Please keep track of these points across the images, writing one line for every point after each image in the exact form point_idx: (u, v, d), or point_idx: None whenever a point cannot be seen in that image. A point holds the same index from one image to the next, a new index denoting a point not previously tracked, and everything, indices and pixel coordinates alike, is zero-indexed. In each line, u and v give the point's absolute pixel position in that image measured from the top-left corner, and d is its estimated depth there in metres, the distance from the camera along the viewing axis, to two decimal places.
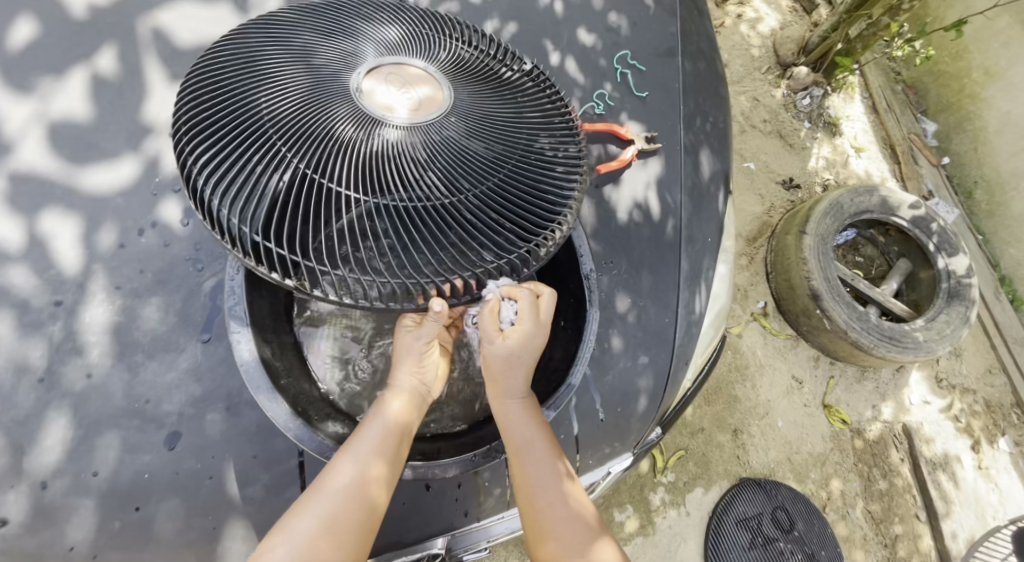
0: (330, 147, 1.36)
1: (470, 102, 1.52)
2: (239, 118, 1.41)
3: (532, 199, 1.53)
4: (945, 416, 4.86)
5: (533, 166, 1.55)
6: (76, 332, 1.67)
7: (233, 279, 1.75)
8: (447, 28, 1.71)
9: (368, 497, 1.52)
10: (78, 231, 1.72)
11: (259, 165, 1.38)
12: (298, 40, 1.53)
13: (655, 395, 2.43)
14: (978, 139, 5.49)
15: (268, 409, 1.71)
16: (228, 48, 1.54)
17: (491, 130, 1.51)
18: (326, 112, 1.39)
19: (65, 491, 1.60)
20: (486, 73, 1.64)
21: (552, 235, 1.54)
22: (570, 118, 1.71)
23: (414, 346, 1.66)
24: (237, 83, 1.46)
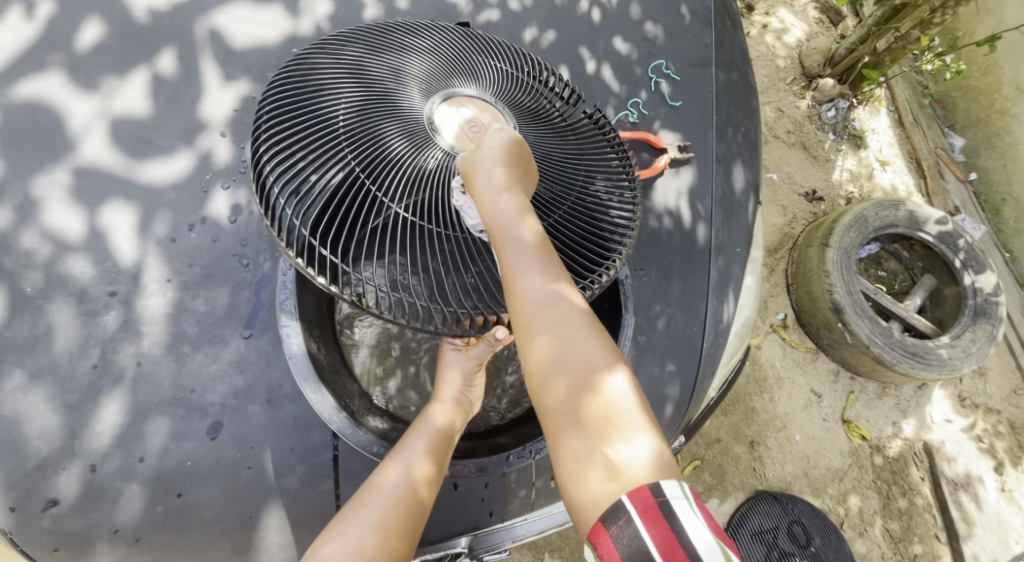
0: (400, 170, 1.46)
1: (535, 143, 1.67)
2: (318, 132, 1.52)
3: (582, 238, 1.64)
4: (967, 435, 4.80)
5: (587, 208, 1.68)
6: (128, 322, 1.72)
7: (286, 276, 1.78)
8: (519, 60, 1.81)
9: (413, 501, 1.53)
10: (136, 224, 1.78)
11: (333, 179, 1.49)
12: (378, 57, 1.63)
13: (681, 404, 2.44)
14: (1007, 155, 5.44)
15: (313, 401, 1.74)
16: (312, 62, 1.63)
17: (553, 172, 1.67)
18: (393, 132, 1.49)
19: (112, 475, 1.66)
20: (551, 114, 1.78)
21: (599, 278, 1.60)
22: (628, 165, 1.85)
23: (463, 365, 1.81)
24: (318, 97, 1.57)
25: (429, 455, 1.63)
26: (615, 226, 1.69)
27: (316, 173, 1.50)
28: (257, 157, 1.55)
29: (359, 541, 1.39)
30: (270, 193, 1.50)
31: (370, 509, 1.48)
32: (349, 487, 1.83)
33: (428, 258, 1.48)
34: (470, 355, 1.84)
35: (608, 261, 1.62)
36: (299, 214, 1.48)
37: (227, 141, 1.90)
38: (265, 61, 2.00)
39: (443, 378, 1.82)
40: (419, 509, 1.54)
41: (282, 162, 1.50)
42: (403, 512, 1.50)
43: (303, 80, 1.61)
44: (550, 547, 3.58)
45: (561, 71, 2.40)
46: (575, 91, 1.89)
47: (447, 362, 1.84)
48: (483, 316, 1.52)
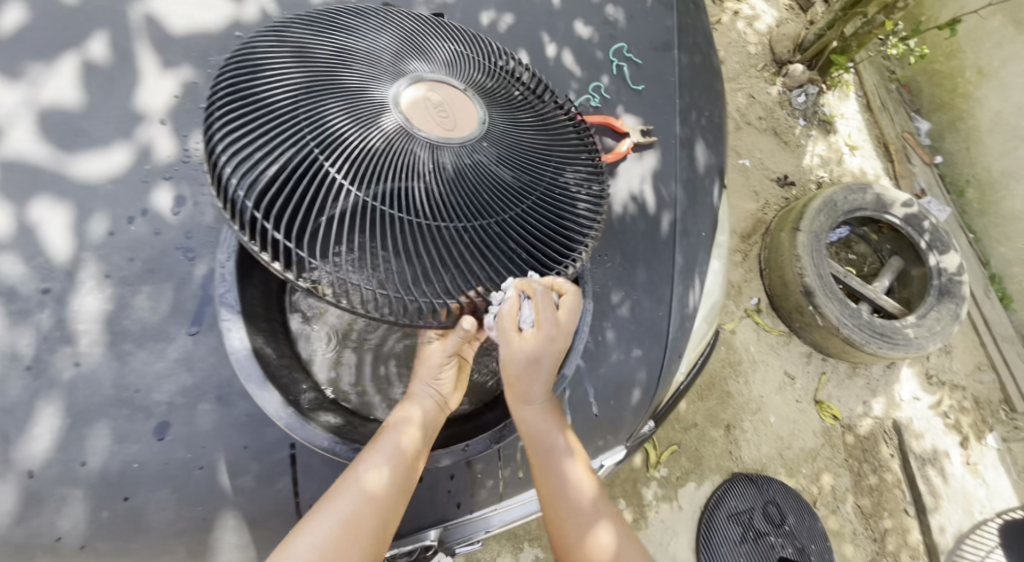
0: (361, 152, 1.41)
1: (504, 129, 1.59)
2: (276, 111, 1.46)
3: (550, 231, 1.61)
4: (934, 412, 4.91)
5: (555, 198, 1.63)
6: (65, 321, 1.64)
7: (224, 268, 1.72)
8: (488, 50, 1.79)
9: (380, 503, 1.53)
10: (69, 219, 1.69)
11: (289, 160, 1.43)
12: (343, 41, 1.59)
13: (648, 389, 2.43)
14: (970, 138, 5.54)
15: (258, 398, 1.68)
16: (272, 43, 1.57)
17: (521, 160, 1.58)
18: (358, 117, 1.44)
19: (53, 480, 1.59)
20: (521, 102, 1.73)
21: (562, 272, 1.61)
22: (597, 158, 1.82)
23: (436, 360, 1.74)
24: (276, 76, 1.50)
25: (393, 460, 1.60)
26: (582, 219, 1.67)
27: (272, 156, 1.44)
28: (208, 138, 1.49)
29: (327, 540, 1.40)
30: (222, 175, 1.45)
31: (337, 510, 1.47)
32: (307, 483, 1.79)
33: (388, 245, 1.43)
34: (445, 347, 1.73)
35: (572, 254, 1.63)
36: (254, 198, 1.42)
37: (167, 130, 1.82)
38: (208, 46, 1.92)
39: (421, 369, 1.77)
40: (392, 502, 1.56)
41: (236, 142, 1.45)
42: (372, 512, 1.50)
43: (260, 61, 1.54)
44: (529, 537, 3.58)
45: (521, 55, 2.35)
46: (543, 80, 1.86)
47: (424, 354, 1.77)
48: (451, 306, 1.48)
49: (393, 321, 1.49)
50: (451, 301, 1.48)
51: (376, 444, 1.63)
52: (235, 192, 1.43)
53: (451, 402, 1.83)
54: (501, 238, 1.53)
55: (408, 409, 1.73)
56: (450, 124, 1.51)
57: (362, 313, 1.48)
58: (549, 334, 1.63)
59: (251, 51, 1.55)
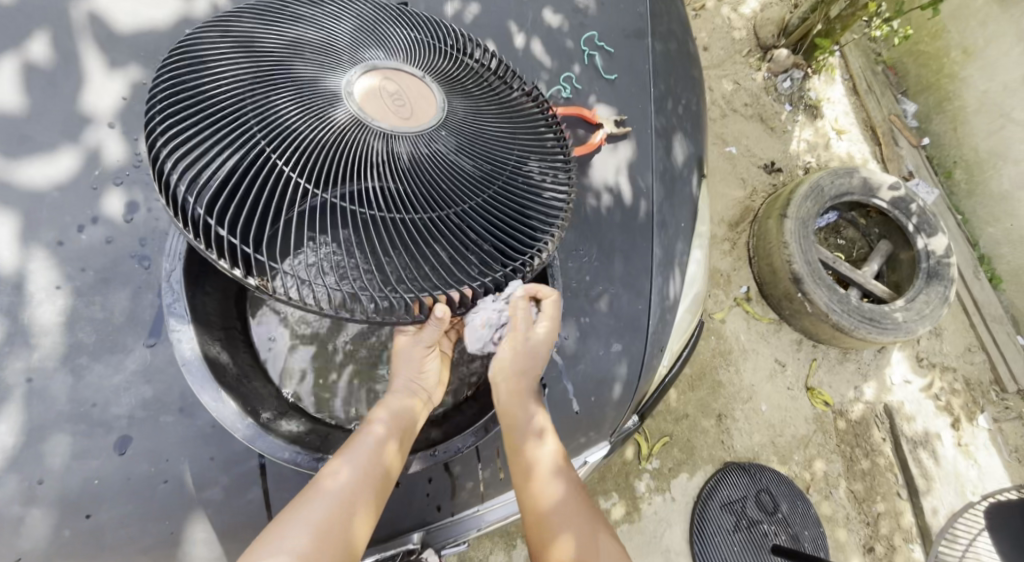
0: (312, 145, 1.35)
1: (465, 117, 1.54)
2: (222, 105, 1.40)
3: (514, 220, 1.54)
4: (926, 395, 4.91)
5: (519, 187, 1.57)
6: (16, 335, 1.59)
7: (171, 275, 1.67)
8: (448, 37, 1.72)
9: (353, 507, 1.49)
10: (14, 229, 1.63)
11: (237, 156, 1.37)
12: (292, 30, 1.51)
13: (630, 384, 2.39)
14: (957, 119, 5.51)
15: (215, 410, 1.65)
16: (218, 35, 1.50)
17: (483, 149, 1.53)
18: (309, 110, 1.38)
19: (8, 500, 1.54)
20: (482, 90, 1.67)
21: (531, 262, 1.56)
22: (563, 145, 1.76)
23: (413, 352, 1.68)
24: (222, 70, 1.43)
25: (366, 462, 1.56)
26: (548, 208, 1.61)
27: (219, 155, 1.37)
28: (150, 134, 1.42)
29: (299, 548, 1.36)
30: (166, 172, 1.38)
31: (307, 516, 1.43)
32: (278, 492, 1.74)
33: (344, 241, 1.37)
34: (420, 339, 1.66)
35: (538, 244, 1.56)
36: (201, 198, 1.35)
37: (116, 133, 1.76)
38: (157, 44, 1.85)
39: (397, 365, 1.71)
40: (367, 504, 1.52)
41: (180, 138, 1.37)
42: (343, 517, 1.47)
43: (204, 55, 1.46)
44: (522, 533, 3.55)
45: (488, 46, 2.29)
46: (509, 64, 1.79)
47: (400, 347, 1.70)
48: (419, 299, 1.41)
49: (359, 317, 1.40)
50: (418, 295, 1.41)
51: (352, 445, 1.59)
52: (181, 191, 1.36)
53: (435, 397, 1.79)
54: (464, 229, 1.47)
55: (385, 405, 1.67)
56: (408, 113, 1.45)
57: (317, 311, 1.40)
58: (547, 333, 1.79)
59: (194, 44, 1.48)
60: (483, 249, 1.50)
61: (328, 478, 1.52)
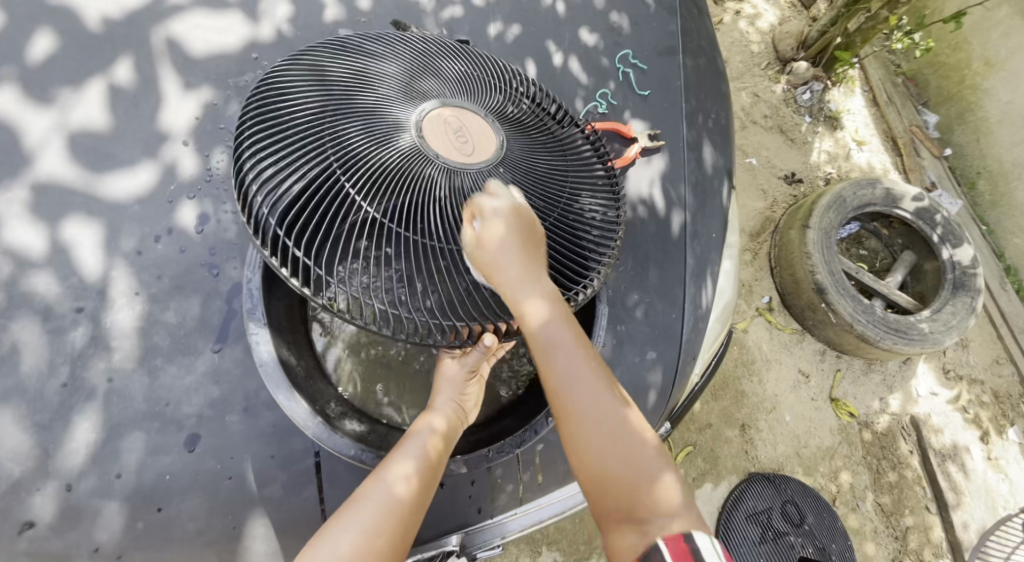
0: (380, 175, 1.46)
1: (522, 154, 1.63)
2: (301, 133, 1.52)
3: (563, 253, 1.66)
4: (953, 407, 4.88)
5: (569, 224, 1.69)
6: (98, 338, 1.70)
7: (250, 282, 1.79)
8: (507, 75, 1.82)
9: (401, 506, 1.50)
10: (99, 238, 1.75)
11: (313, 181, 1.49)
12: (367, 66, 1.63)
13: (664, 391, 2.45)
14: (980, 130, 5.52)
15: (287, 408, 1.77)
16: (300, 70, 1.62)
17: (537, 186, 1.64)
18: (380, 142, 1.49)
19: (89, 493, 1.63)
20: (539, 128, 1.78)
21: (578, 294, 1.65)
22: (614, 185, 1.85)
23: (457, 373, 1.78)
24: (301, 101, 1.56)
25: (415, 466, 1.60)
26: (595, 245, 1.72)
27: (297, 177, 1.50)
28: (238, 157, 1.56)
29: (351, 548, 1.37)
30: (249, 193, 1.52)
31: (361, 516, 1.45)
32: (333, 490, 1.83)
33: (403, 263, 1.48)
34: (464, 363, 1.78)
35: (587, 278, 1.67)
36: (277, 217, 1.48)
37: (190, 150, 1.88)
38: (226, 68, 1.98)
39: (440, 385, 1.81)
40: (413, 504, 1.53)
41: (262, 163, 1.51)
42: (393, 517, 1.48)
43: (287, 88, 1.60)
44: (548, 540, 3.59)
45: (528, 64, 2.39)
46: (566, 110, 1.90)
47: (443, 370, 1.81)
48: (470, 326, 1.52)
49: (410, 340, 1.50)
50: (469, 322, 1.52)
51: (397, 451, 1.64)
52: (261, 210, 1.49)
53: (468, 419, 1.86)
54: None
55: (424, 420, 1.73)
56: (470, 148, 1.54)
57: (372, 329, 1.49)
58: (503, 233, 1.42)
59: (279, 77, 1.61)
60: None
61: (381, 477, 1.54)
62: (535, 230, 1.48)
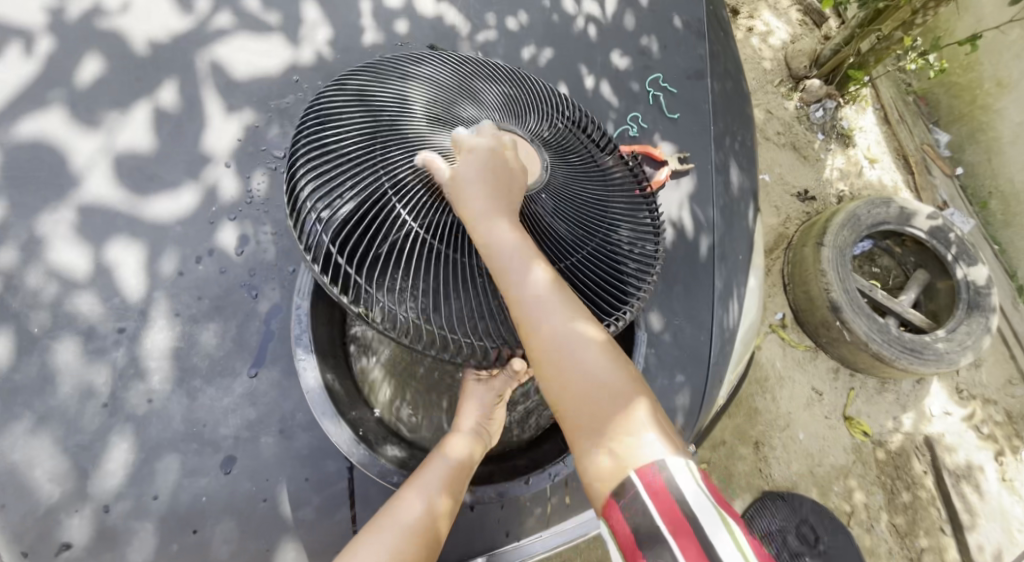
0: (429, 194, 1.44)
1: (563, 181, 1.63)
2: (352, 158, 1.51)
3: (604, 283, 1.63)
4: (967, 426, 4.86)
5: (608, 252, 1.65)
6: (138, 358, 1.70)
7: (299, 310, 1.79)
8: (553, 99, 1.82)
9: (431, 533, 1.49)
10: (142, 259, 1.76)
11: (361, 198, 1.47)
12: (418, 88, 1.64)
13: (691, 413, 2.43)
14: (992, 150, 5.56)
15: (332, 434, 1.74)
16: (350, 91, 1.64)
17: (577, 213, 1.63)
18: (430, 162, 1.47)
19: (125, 515, 1.62)
20: (583, 151, 1.77)
21: (618, 319, 1.58)
22: (657, 220, 1.83)
23: (484, 397, 1.75)
24: (350, 118, 1.57)
25: (445, 489, 1.59)
26: (636, 271, 1.68)
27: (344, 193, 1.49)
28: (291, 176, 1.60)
29: None
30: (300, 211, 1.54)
31: (386, 538, 1.43)
32: (365, 513, 1.80)
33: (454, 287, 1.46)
34: (491, 388, 1.76)
35: (625, 307, 1.61)
36: (326, 232, 1.48)
37: (232, 172, 1.89)
38: (267, 90, 1.99)
39: (464, 406, 1.75)
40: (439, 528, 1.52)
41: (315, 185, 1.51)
42: (421, 539, 1.47)
43: (337, 108, 1.60)
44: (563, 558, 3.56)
45: (561, 87, 2.40)
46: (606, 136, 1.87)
47: (469, 392, 1.77)
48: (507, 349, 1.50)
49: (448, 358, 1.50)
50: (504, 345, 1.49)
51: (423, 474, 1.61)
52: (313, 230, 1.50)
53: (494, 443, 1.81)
54: None
55: (454, 444, 1.68)
56: None
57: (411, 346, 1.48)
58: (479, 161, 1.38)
59: (330, 98, 1.63)
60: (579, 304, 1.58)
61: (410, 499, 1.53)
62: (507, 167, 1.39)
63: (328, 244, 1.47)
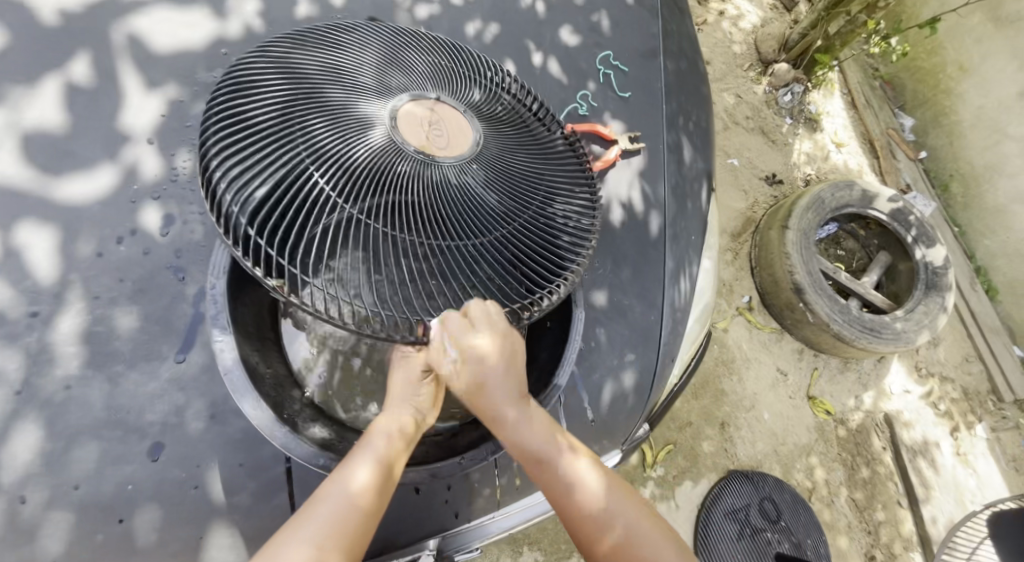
0: (352, 165, 1.42)
1: (495, 152, 1.61)
2: (269, 128, 1.47)
3: (537, 255, 1.60)
4: (924, 403, 4.98)
5: (542, 222, 1.64)
6: (53, 343, 1.63)
7: (214, 289, 1.75)
8: (485, 70, 1.81)
9: (362, 515, 1.46)
10: (55, 241, 1.68)
11: (280, 170, 1.43)
12: (340, 57, 1.61)
13: (641, 393, 2.43)
14: (953, 133, 5.64)
15: (251, 415, 1.72)
16: (268, 59, 1.58)
17: (510, 182, 1.60)
18: (351, 133, 1.45)
19: (42, 505, 1.56)
20: (517, 122, 1.78)
21: (553, 292, 1.59)
22: (594, 190, 1.82)
23: (408, 376, 1.65)
24: (267, 88, 1.52)
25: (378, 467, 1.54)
26: (571, 241, 1.68)
27: (262, 167, 1.44)
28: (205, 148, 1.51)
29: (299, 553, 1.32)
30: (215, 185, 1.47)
31: (312, 525, 1.40)
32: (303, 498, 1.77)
33: (381, 261, 1.43)
34: (414, 363, 1.64)
35: (560, 278, 1.62)
36: (242, 207, 1.43)
37: (153, 149, 1.81)
38: (193, 63, 1.92)
39: (394, 391, 1.67)
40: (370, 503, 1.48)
41: (227, 153, 1.45)
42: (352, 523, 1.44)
43: (254, 76, 1.55)
44: (528, 541, 3.57)
45: (507, 63, 2.35)
46: (547, 108, 1.90)
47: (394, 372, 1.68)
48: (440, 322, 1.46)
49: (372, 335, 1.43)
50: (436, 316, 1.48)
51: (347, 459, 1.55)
52: (224, 200, 1.44)
53: (429, 421, 1.69)
54: (492, 258, 1.55)
55: (387, 418, 1.63)
56: (445, 141, 1.52)
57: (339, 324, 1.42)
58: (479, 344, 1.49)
59: (246, 66, 1.57)
60: (514, 277, 1.57)
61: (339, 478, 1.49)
62: (517, 345, 1.56)
63: (244, 219, 1.41)
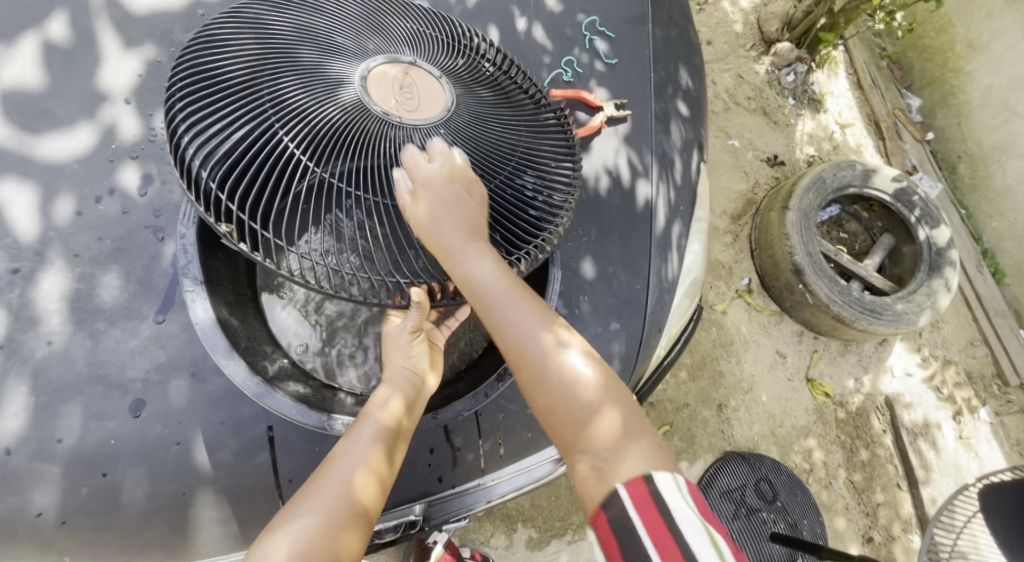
0: (320, 127, 1.43)
1: (470, 115, 1.60)
2: (238, 91, 1.48)
3: (512, 218, 1.63)
4: (926, 386, 4.95)
5: (516, 187, 1.66)
6: (35, 300, 1.66)
7: (184, 238, 1.76)
8: (461, 35, 1.79)
9: (360, 495, 1.39)
10: (34, 198, 1.71)
11: (250, 133, 1.45)
12: (312, 19, 1.60)
13: (628, 362, 2.42)
14: (962, 113, 5.54)
15: (226, 368, 1.74)
16: (239, 23, 1.59)
17: (484, 147, 1.60)
18: (320, 95, 1.45)
19: (29, 458, 1.61)
20: (494, 86, 1.76)
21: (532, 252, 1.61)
22: (575, 156, 1.82)
23: (399, 337, 1.64)
24: (236, 51, 1.52)
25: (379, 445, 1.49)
26: (548, 206, 1.69)
27: (232, 131, 1.46)
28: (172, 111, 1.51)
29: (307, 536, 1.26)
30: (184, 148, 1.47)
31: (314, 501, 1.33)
32: (285, 458, 1.80)
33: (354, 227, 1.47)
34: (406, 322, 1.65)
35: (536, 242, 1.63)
36: (212, 171, 1.45)
37: (131, 110, 1.83)
38: (172, 25, 1.93)
39: (389, 355, 1.66)
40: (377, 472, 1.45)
41: (196, 106, 1.47)
42: (348, 500, 1.36)
43: (223, 39, 1.55)
44: (524, 518, 3.58)
45: (490, 30, 2.36)
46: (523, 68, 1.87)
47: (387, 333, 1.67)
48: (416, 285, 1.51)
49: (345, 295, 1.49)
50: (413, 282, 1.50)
51: (347, 439, 1.49)
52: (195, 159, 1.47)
53: (429, 384, 1.69)
54: None
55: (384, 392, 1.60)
56: (414, 104, 1.51)
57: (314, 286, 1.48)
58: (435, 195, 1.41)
59: (216, 29, 1.57)
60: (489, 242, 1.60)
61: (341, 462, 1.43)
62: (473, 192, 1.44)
63: (213, 183, 1.44)
